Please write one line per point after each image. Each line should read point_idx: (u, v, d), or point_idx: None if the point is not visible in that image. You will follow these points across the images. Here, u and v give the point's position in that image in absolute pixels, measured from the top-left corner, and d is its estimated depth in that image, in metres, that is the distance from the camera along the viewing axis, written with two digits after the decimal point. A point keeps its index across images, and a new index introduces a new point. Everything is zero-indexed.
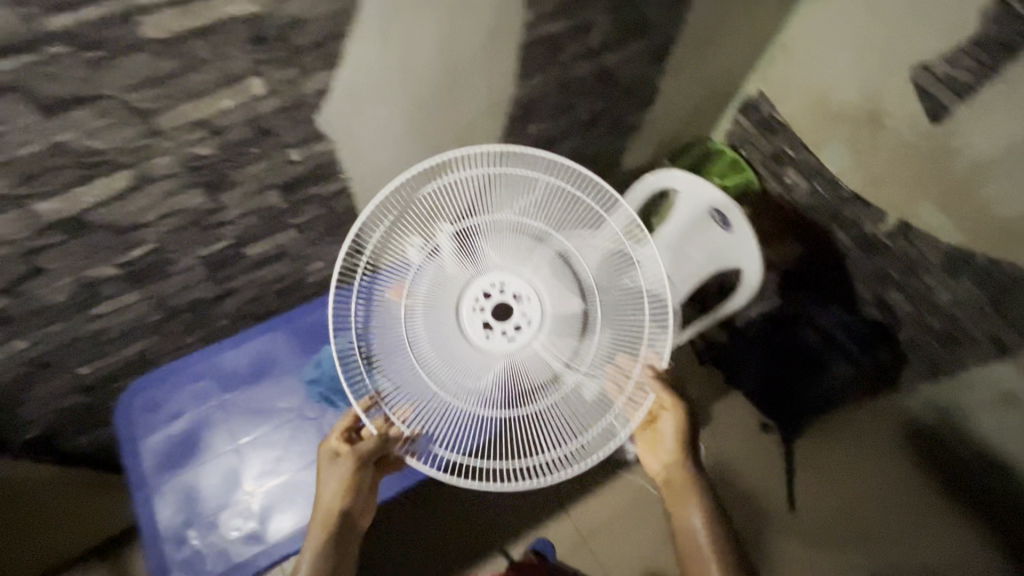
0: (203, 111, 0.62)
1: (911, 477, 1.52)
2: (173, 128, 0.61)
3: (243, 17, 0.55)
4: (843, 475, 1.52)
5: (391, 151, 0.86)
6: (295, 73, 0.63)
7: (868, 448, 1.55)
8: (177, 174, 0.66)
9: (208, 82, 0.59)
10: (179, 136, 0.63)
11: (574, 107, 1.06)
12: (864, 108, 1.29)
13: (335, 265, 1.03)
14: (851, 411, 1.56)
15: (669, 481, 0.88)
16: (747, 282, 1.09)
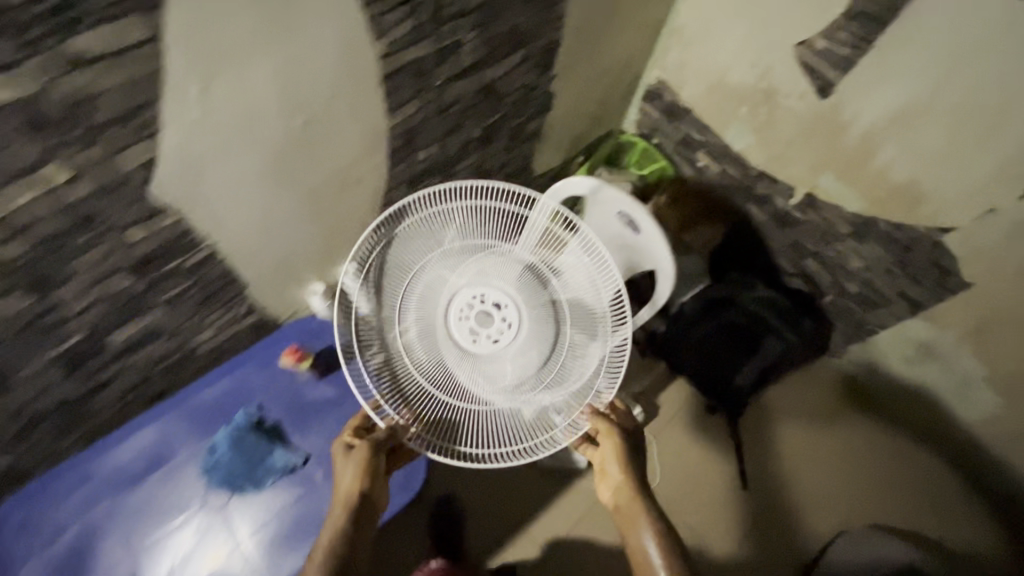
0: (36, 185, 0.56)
1: (853, 427, 1.52)
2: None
3: (54, 81, 0.50)
4: (802, 447, 1.51)
5: (259, 210, 0.79)
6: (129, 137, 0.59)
7: (810, 404, 1.55)
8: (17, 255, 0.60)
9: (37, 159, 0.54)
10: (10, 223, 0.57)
11: (462, 126, 1.01)
12: (781, 118, 1.28)
13: (244, 322, 0.97)
14: (800, 384, 1.57)
15: (621, 507, 0.94)
16: (661, 287, 1.07)
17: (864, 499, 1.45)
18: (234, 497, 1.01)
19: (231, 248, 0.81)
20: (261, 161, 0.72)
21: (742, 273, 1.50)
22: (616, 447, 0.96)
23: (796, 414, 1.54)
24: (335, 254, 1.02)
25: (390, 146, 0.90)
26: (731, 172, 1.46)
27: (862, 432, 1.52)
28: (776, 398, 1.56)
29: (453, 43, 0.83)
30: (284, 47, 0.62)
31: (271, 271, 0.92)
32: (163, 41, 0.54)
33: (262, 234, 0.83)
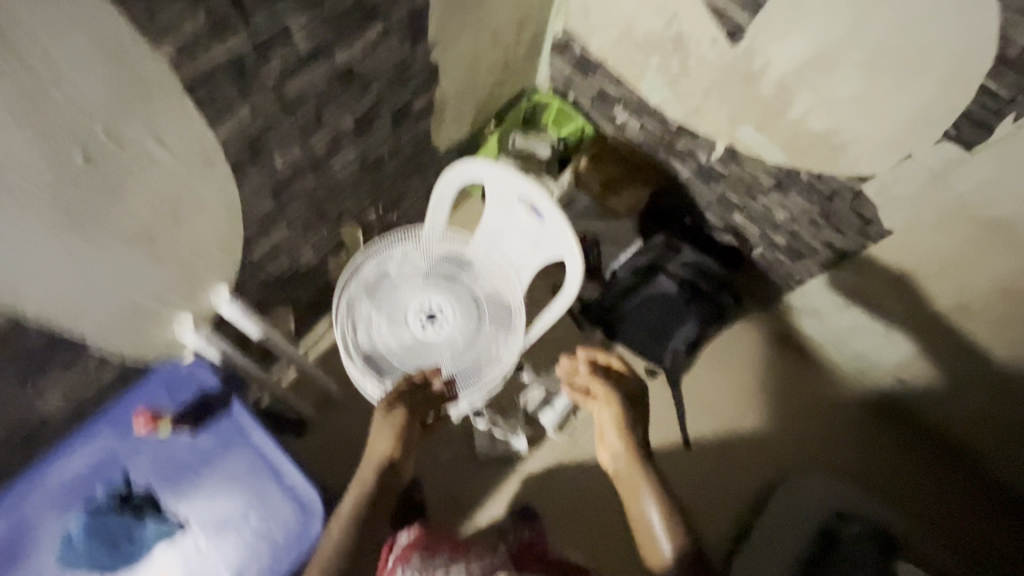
0: None
1: (801, 380, 1.53)
2: None
3: None
4: (734, 394, 1.51)
5: (70, 269, 0.66)
6: None
7: (748, 356, 1.54)
8: None
9: None
10: None
11: (325, 121, 0.87)
12: (690, 69, 1.17)
13: (104, 377, 0.85)
14: (724, 336, 1.55)
15: (621, 471, 0.95)
16: (572, 275, 0.99)
17: (792, 433, 1.47)
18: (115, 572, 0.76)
19: (45, 312, 0.68)
20: (40, 216, 0.59)
21: (665, 235, 1.44)
22: (616, 417, 0.95)
23: (746, 368, 1.53)
24: (199, 285, 0.89)
25: (231, 160, 0.76)
26: (653, 130, 1.36)
27: (811, 384, 1.52)
28: (720, 352, 1.55)
29: (278, 32, 0.68)
30: (13, 78, 0.49)
31: (119, 323, 0.79)
32: None
33: (87, 290, 0.71)
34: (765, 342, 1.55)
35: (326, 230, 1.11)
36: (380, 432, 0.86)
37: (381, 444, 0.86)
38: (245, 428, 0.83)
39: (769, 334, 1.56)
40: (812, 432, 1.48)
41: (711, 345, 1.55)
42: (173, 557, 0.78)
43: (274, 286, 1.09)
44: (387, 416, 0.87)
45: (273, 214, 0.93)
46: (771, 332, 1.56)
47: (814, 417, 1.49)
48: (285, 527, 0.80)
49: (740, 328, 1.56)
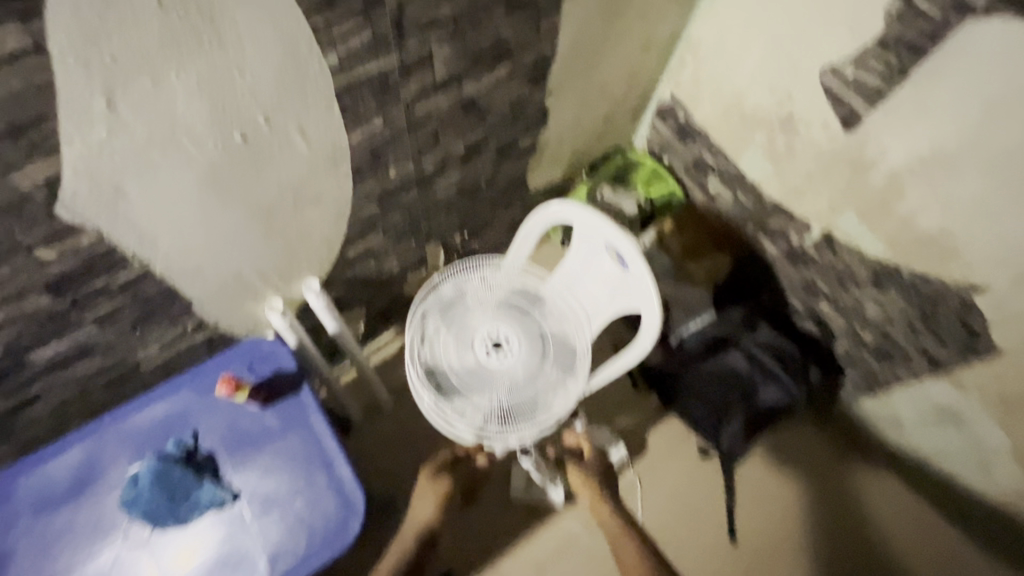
0: None
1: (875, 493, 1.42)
2: None
3: None
4: (792, 492, 1.42)
5: (201, 232, 0.73)
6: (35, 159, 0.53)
7: (812, 451, 1.45)
8: None
9: None
10: None
11: (440, 141, 0.94)
12: (795, 148, 1.16)
13: (195, 339, 0.91)
14: (790, 426, 1.47)
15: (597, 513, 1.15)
16: (646, 328, 0.97)
17: (852, 544, 1.37)
18: (157, 531, 0.76)
19: (169, 267, 0.75)
20: (194, 179, 0.67)
21: (744, 309, 1.39)
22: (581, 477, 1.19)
23: (814, 469, 1.44)
24: (296, 271, 0.95)
25: (354, 161, 0.83)
26: (745, 203, 1.35)
27: (886, 502, 1.41)
28: (785, 441, 1.46)
29: (422, 56, 0.75)
30: (206, 58, 0.56)
31: (222, 291, 0.86)
32: (74, 57, 0.49)
33: (208, 255, 0.78)
34: (831, 439, 1.47)
35: (414, 243, 1.16)
36: (424, 496, 1.03)
37: (423, 506, 1.03)
38: (311, 412, 0.84)
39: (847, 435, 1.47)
40: (873, 545, 1.37)
41: (777, 433, 1.46)
42: (217, 524, 0.77)
43: (356, 287, 1.15)
44: (430, 484, 1.05)
45: (375, 218, 0.99)
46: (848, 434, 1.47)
47: (877, 529, 1.39)
48: (327, 519, 0.78)
49: (808, 420, 1.48)
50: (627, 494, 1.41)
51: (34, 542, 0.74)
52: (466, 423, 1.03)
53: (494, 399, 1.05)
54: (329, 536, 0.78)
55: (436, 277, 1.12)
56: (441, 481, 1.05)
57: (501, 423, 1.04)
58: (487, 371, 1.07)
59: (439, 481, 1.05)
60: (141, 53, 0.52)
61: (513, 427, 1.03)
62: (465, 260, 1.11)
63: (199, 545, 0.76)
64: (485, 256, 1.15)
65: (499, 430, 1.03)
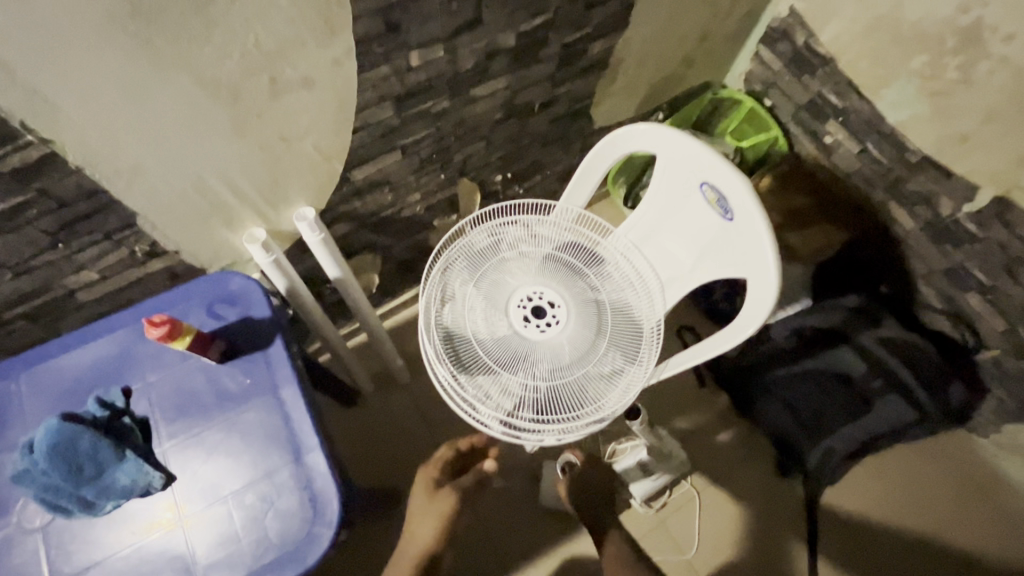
0: None
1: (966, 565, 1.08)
2: None
3: None
4: (891, 553, 1.09)
5: (129, 99, 0.51)
6: None
7: (919, 502, 1.12)
8: None
9: None
10: None
11: (482, 23, 0.68)
12: (973, 75, 0.84)
13: (150, 267, 0.70)
14: (890, 466, 1.15)
15: None
16: (752, 305, 0.70)
17: None
18: (60, 518, 0.56)
19: (86, 150, 0.53)
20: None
21: (860, 297, 1.08)
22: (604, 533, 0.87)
23: (905, 513, 1.12)
24: (284, 191, 0.72)
25: (359, 31, 0.58)
26: (877, 158, 1.03)
27: None
28: (880, 484, 1.14)
29: None
30: None
31: (178, 205, 0.64)
32: None
33: (146, 143, 0.56)
34: (949, 490, 1.13)
35: (443, 177, 0.92)
36: (424, 519, 0.79)
37: (423, 528, 0.78)
38: (283, 377, 0.62)
39: (932, 482, 1.14)
40: None
41: (867, 472, 1.15)
42: (139, 513, 0.56)
43: (368, 227, 0.92)
44: (428, 501, 0.80)
45: (392, 130, 0.74)
46: (907, 489, 1.13)
47: None
48: (287, 528, 0.56)
49: (916, 461, 1.15)
50: (681, 511, 1.15)
51: None
52: (491, 410, 0.78)
53: (529, 381, 0.80)
54: (287, 551, 0.56)
55: (467, 221, 0.88)
56: (443, 495, 0.80)
57: (537, 414, 0.78)
58: (523, 345, 0.81)
59: (438, 497, 0.80)
60: None
61: (553, 420, 0.78)
62: (507, 201, 0.86)
63: (114, 539, 0.56)
64: (532, 200, 0.89)
65: (534, 423, 0.78)
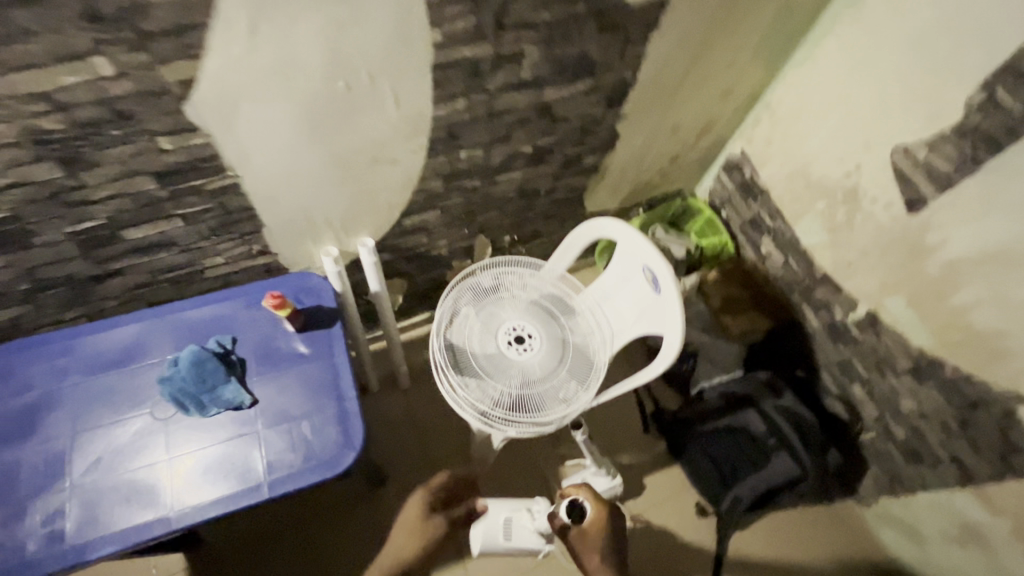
0: (87, 85, 0.62)
1: None
2: (57, 110, 0.63)
3: (127, 9, 0.57)
4: None
5: (287, 162, 0.83)
6: (184, 70, 0.64)
7: (811, 556, 1.36)
8: (59, 141, 0.66)
9: (92, 58, 0.59)
10: (67, 118, 0.64)
11: (511, 137, 1.02)
12: (854, 222, 1.17)
13: (255, 261, 1.01)
14: (791, 523, 1.40)
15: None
16: (665, 355, 0.99)
17: None
18: (182, 414, 0.83)
19: (252, 185, 0.85)
20: (296, 111, 0.76)
21: (771, 374, 1.37)
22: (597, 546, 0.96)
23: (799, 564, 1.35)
24: (356, 224, 1.04)
25: (431, 135, 0.92)
26: (794, 269, 1.34)
27: None
28: (782, 536, 1.38)
29: (514, 53, 0.83)
30: (335, 9, 0.66)
31: (289, 223, 0.96)
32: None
33: (288, 186, 0.88)
34: (836, 549, 1.37)
35: (466, 231, 1.24)
36: (413, 534, 1.03)
37: (410, 541, 1.04)
38: (338, 346, 0.91)
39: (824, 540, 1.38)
40: None
41: (773, 526, 1.39)
42: (229, 420, 0.84)
43: (404, 258, 1.23)
44: (423, 526, 1.04)
45: (437, 195, 1.07)
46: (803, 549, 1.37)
47: None
48: (326, 445, 0.83)
49: (813, 522, 1.40)
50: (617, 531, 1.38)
51: (88, 392, 0.84)
52: (472, 405, 1.05)
53: (504, 389, 1.08)
54: (322, 463, 0.82)
55: (477, 267, 1.19)
56: (431, 523, 1.05)
57: (505, 413, 1.06)
58: (503, 363, 1.10)
59: (433, 526, 1.05)
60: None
61: (516, 420, 1.05)
62: (508, 257, 1.17)
63: (212, 435, 0.83)
64: (527, 260, 1.21)
65: (502, 420, 1.05)
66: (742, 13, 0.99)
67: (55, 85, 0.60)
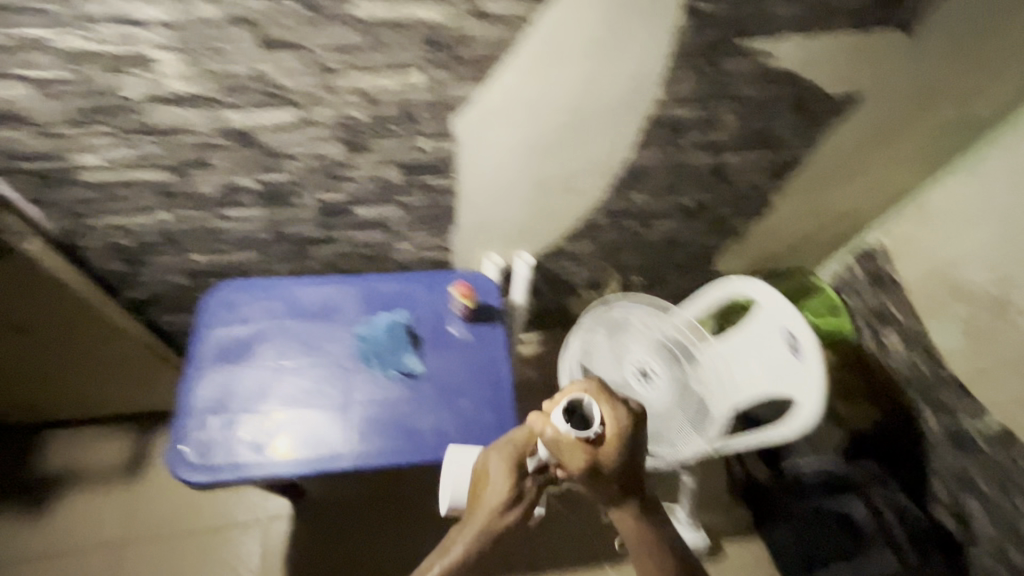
0: (398, 90, 0.77)
1: None
2: (368, 105, 0.78)
3: (454, 40, 0.72)
4: None
5: (501, 174, 0.96)
6: (468, 90, 0.79)
7: None
8: (354, 129, 0.81)
9: (413, 70, 0.74)
10: (369, 113, 0.79)
11: (680, 190, 1.11)
12: (998, 331, 1.17)
13: (433, 255, 1.14)
14: None
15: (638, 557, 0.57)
16: (796, 421, 1.04)
17: None
18: (366, 371, 0.95)
19: (465, 188, 0.98)
20: (530, 134, 0.89)
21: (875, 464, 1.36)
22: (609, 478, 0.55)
23: None
24: (523, 239, 1.16)
25: (618, 175, 1.03)
26: (918, 367, 1.34)
27: None
28: None
29: (716, 118, 0.94)
30: (598, 59, 0.79)
31: (476, 228, 1.09)
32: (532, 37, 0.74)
33: (491, 195, 1.01)
34: None
35: (605, 266, 1.33)
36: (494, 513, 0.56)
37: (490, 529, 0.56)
38: (500, 342, 1.02)
39: None
40: None
41: None
42: (402, 385, 0.95)
43: (544, 279, 1.33)
44: (500, 511, 0.56)
45: (598, 227, 1.18)
46: None
47: None
48: (483, 425, 0.93)
49: None
50: None
51: (292, 334, 0.98)
52: None
53: None
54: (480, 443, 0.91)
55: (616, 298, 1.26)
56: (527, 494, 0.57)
57: None
58: (629, 393, 1.18)
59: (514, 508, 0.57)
60: (569, 45, 0.76)
61: None
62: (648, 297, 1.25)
63: (388, 394, 0.94)
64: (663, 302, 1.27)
65: None
66: (920, 113, 1.06)
67: (377, 87, 0.76)
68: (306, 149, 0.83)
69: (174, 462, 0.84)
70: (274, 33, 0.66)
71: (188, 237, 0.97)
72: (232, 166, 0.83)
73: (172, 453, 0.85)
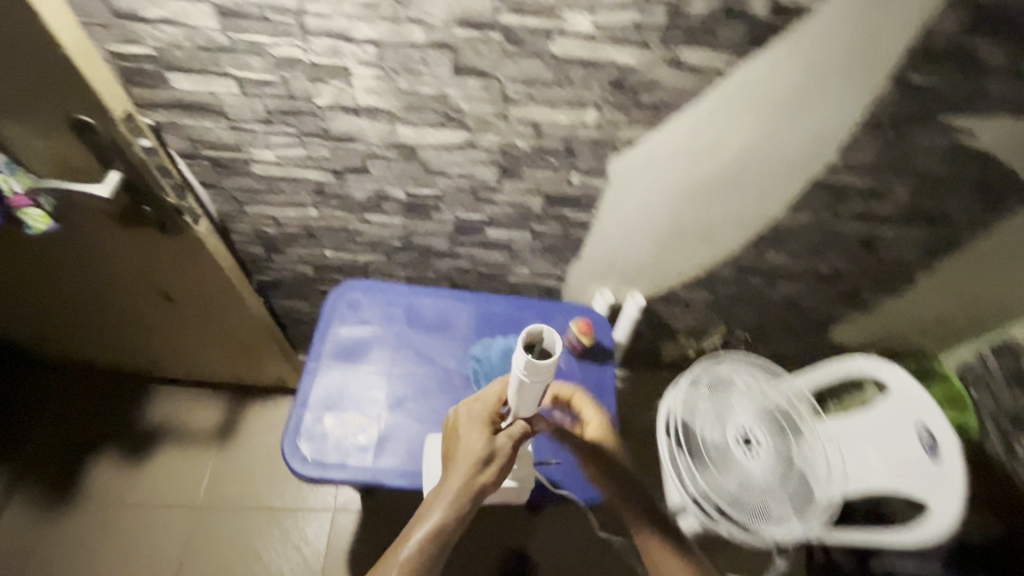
0: (569, 125, 0.76)
1: None
2: (535, 136, 0.78)
3: (641, 85, 0.70)
4: None
5: (642, 216, 0.94)
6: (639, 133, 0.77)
7: None
8: (514, 156, 0.81)
9: (590, 108, 0.73)
10: (533, 143, 0.79)
11: (820, 255, 1.05)
12: None
13: (547, 282, 1.13)
14: None
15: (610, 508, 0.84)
16: (924, 527, 0.94)
17: None
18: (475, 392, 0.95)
19: (601, 224, 0.96)
20: (685, 181, 0.86)
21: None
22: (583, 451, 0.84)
23: None
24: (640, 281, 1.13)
25: (760, 232, 0.98)
26: None
27: None
28: None
29: (886, 190, 0.88)
30: (781, 118, 0.75)
31: (598, 263, 1.07)
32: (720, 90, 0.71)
33: (624, 235, 0.98)
34: None
35: (714, 317, 1.27)
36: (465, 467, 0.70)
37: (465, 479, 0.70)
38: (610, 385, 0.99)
39: None
40: None
41: None
42: None
43: (648, 320, 1.29)
44: (480, 462, 0.70)
45: (720, 279, 1.12)
46: None
47: None
48: None
49: None
50: None
51: (408, 343, 0.99)
52: (690, 485, 1.06)
53: (721, 483, 1.07)
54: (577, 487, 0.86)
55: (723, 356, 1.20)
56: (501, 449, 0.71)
57: (718, 508, 1.05)
58: (727, 457, 1.09)
59: (492, 457, 0.71)
60: (755, 101, 0.73)
61: (728, 519, 1.04)
62: (758, 360, 1.18)
63: None
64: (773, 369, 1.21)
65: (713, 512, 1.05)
66: None
67: (550, 120, 0.75)
68: (461, 169, 0.84)
69: (287, 450, 0.87)
70: (470, 61, 0.67)
71: (326, 234, 1.00)
72: (388, 176, 0.85)
73: (287, 441, 0.88)
